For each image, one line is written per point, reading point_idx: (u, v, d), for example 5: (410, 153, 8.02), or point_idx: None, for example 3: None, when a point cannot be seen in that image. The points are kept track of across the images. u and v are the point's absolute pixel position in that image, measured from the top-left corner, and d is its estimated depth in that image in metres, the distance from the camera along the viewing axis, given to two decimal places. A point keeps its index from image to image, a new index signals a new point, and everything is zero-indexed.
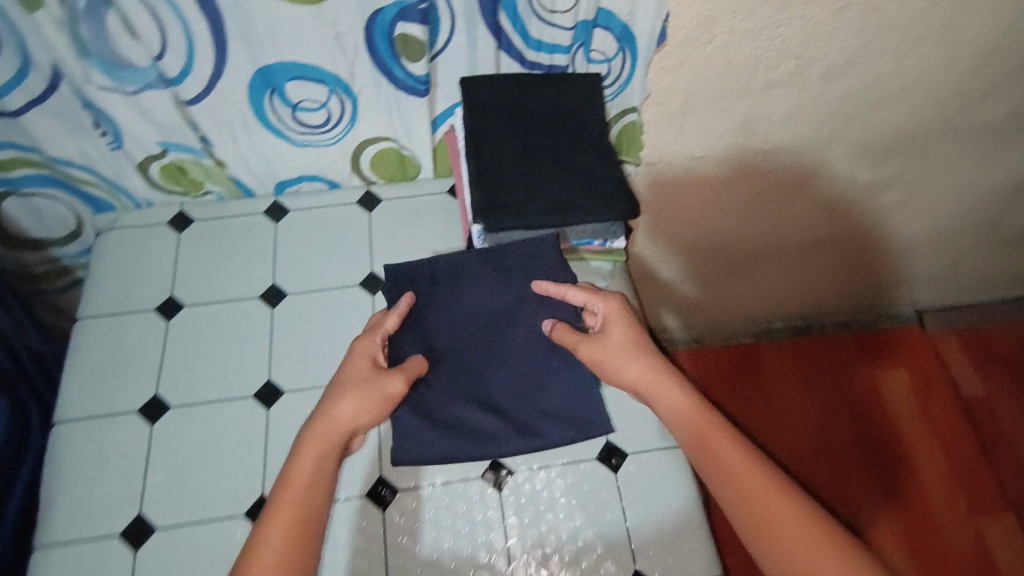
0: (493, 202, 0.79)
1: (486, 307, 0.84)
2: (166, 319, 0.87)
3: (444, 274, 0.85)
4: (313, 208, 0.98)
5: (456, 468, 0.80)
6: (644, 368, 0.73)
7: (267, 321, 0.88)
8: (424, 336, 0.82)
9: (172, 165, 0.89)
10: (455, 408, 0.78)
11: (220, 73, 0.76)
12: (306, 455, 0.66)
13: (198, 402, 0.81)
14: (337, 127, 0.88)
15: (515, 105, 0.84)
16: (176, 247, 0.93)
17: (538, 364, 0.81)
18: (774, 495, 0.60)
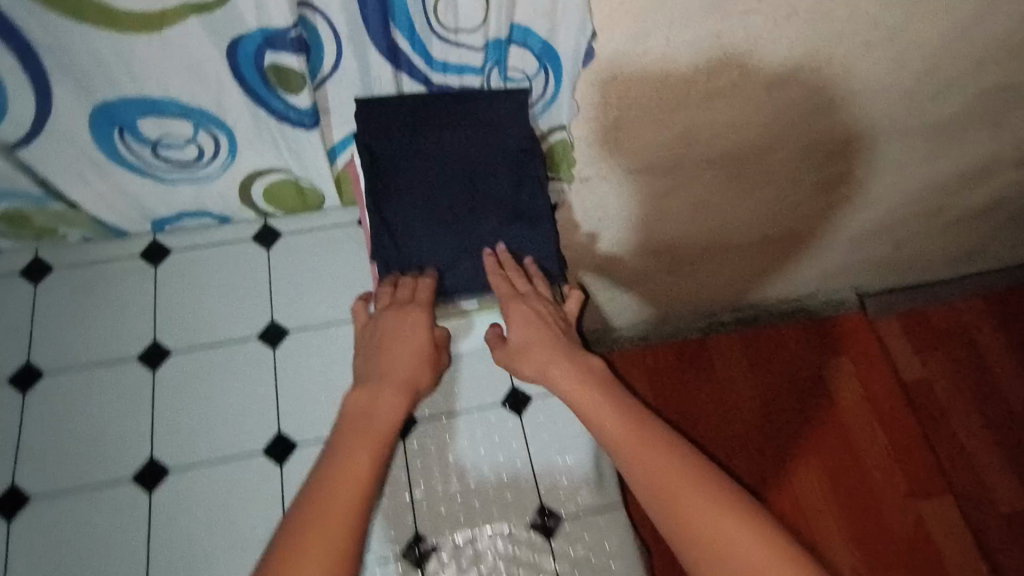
0: (402, 192, 0.69)
1: (456, 163, 0.71)
2: (22, 392, 0.76)
3: (418, 113, 0.71)
4: (199, 248, 0.85)
5: (373, 544, 0.74)
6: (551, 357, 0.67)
7: (150, 388, 0.77)
8: (395, 188, 0.70)
9: (12, 212, 0.76)
10: (426, 252, 0.69)
11: (50, 108, 0.63)
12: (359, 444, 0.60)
13: (70, 491, 0.72)
14: (214, 162, 0.75)
15: (416, 110, 0.71)
16: (32, 303, 0.80)
17: (506, 220, 0.71)
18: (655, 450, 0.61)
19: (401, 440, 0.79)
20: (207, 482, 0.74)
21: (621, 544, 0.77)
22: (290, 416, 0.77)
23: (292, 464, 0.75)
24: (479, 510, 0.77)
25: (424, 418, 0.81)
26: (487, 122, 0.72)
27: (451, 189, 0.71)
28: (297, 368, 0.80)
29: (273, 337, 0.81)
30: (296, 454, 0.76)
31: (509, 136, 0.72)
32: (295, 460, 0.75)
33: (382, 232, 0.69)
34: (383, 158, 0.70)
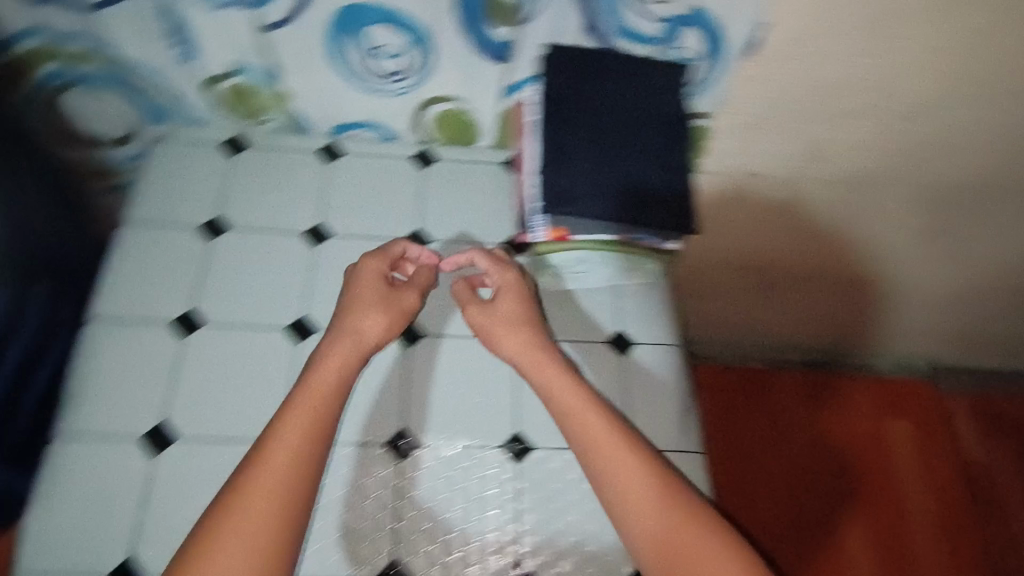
0: (569, 129, 0.80)
1: (620, 113, 0.81)
2: (207, 239, 0.88)
3: (596, 65, 0.81)
4: (366, 155, 0.96)
5: (476, 431, 0.78)
6: (525, 331, 0.78)
7: (311, 258, 0.88)
8: (564, 123, 0.80)
9: (238, 88, 0.88)
10: (581, 179, 0.78)
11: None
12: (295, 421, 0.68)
13: (235, 326, 0.82)
14: (405, 80, 0.86)
15: (596, 62, 0.81)
16: (230, 170, 0.93)
17: (653, 169, 0.79)
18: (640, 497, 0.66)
19: None
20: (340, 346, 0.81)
21: (708, 494, 0.77)
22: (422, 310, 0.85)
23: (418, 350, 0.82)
24: None
25: None
26: (653, 84, 0.81)
27: (611, 135, 0.80)
28: None
29: (417, 239, 0.91)
30: (421, 342, 0.82)
31: (669, 99, 0.81)
32: (420, 348, 0.82)
33: (547, 157, 0.79)
34: (562, 96, 0.80)
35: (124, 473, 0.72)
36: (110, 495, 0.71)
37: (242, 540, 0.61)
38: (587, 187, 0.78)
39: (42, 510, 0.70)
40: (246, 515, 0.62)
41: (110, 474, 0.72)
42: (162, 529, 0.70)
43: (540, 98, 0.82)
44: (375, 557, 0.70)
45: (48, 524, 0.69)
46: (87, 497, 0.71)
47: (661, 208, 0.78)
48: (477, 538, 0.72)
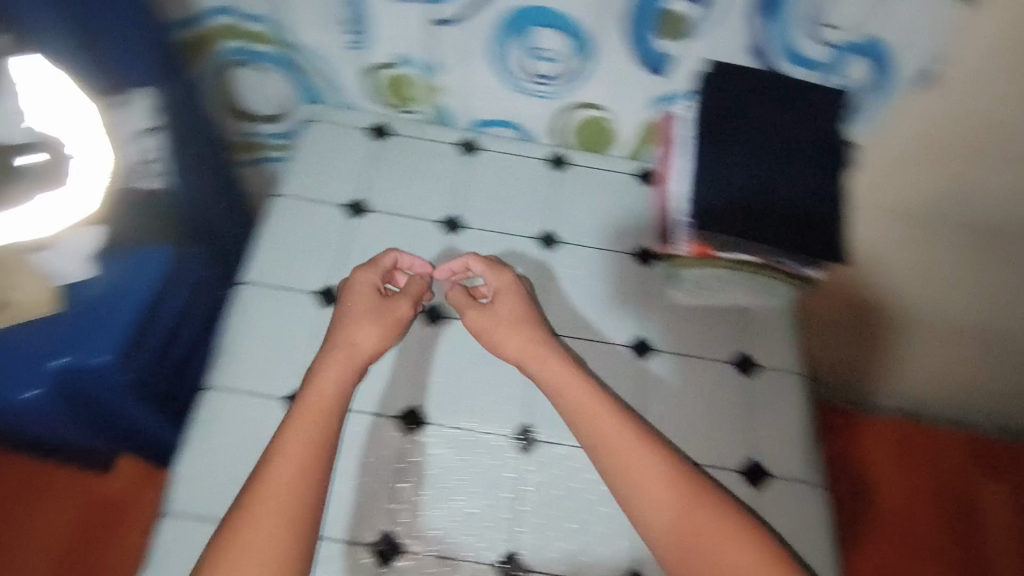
0: (725, 147, 0.80)
1: (777, 137, 0.81)
2: (351, 217, 0.92)
3: (758, 87, 0.80)
4: (503, 152, 0.99)
5: None
6: (538, 345, 0.76)
7: (447, 247, 0.91)
8: (720, 143, 0.80)
9: (395, 79, 0.92)
10: (733, 200, 0.78)
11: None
12: (296, 431, 0.68)
13: None
14: (555, 85, 0.88)
15: (758, 83, 0.80)
16: (376, 154, 0.97)
17: (806, 195, 0.79)
18: (667, 501, 0.67)
19: (637, 358, 0.84)
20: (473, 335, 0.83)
21: (823, 525, 0.76)
22: (550, 310, 0.86)
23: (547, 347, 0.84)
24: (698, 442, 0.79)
25: (663, 351, 0.84)
26: (814, 110, 0.80)
27: (766, 157, 0.80)
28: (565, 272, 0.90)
29: (549, 240, 0.92)
30: None
31: (828, 127, 0.81)
32: None
33: (700, 177, 0.80)
34: (720, 115, 0.81)
35: (266, 430, 0.77)
36: (252, 449, 0.75)
37: (275, 538, 0.62)
38: (739, 209, 0.78)
39: (192, 454, 0.75)
40: (272, 509, 0.63)
41: (253, 429, 0.77)
42: None
43: (698, 115, 0.82)
44: (495, 543, 0.72)
45: (198, 468, 0.74)
46: (232, 449, 0.75)
47: (812, 236, 0.77)
48: (595, 539, 0.73)
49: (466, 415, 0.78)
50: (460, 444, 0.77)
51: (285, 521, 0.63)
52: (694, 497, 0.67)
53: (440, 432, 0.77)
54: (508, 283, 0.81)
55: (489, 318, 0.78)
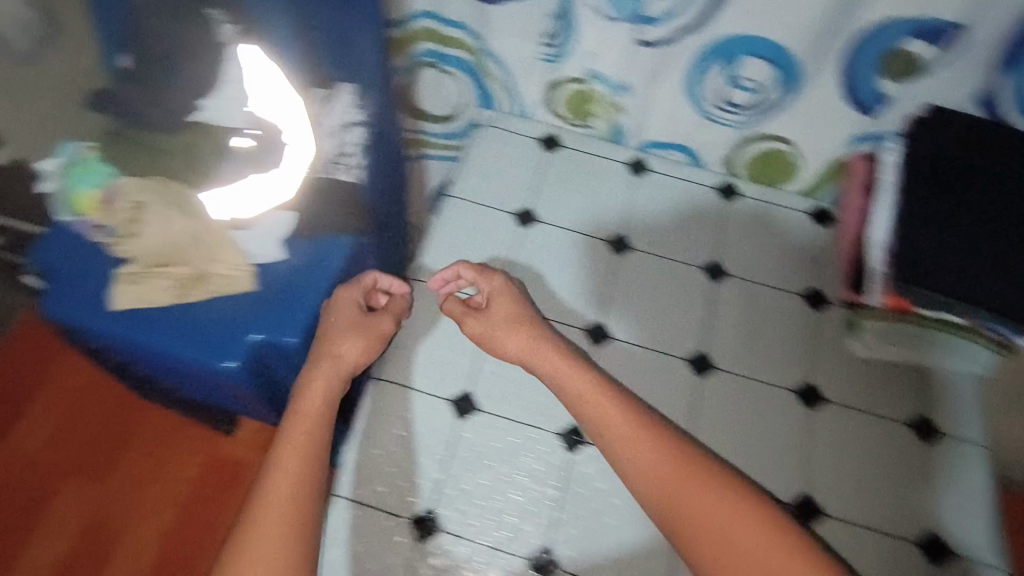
0: (937, 196, 0.75)
1: (996, 189, 0.75)
2: (521, 226, 0.93)
3: (979, 136, 0.76)
4: (671, 176, 0.98)
5: (764, 478, 0.76)
6: (545, 351, 0.75)
7: (613, 266, 0.91)
8: (929, 191, 0.75)
9: (579, 94, 0.90)
10: (944, 254, 0.72)
11: (702, 22, 0.74)
12: (296, 440, 0.66)
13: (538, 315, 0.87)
14: (745, 114, 0.85)
15: (977, 132, 0.76)
16: (546, 166, 0.98)
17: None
18: (693, 497, 0.63)
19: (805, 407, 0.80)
20: (637, 360, 0.85)
21: None
22: (714, 343, 0.85)
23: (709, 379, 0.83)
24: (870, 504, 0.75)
25: (834, 401, 0.81)
26: None
27: (984, 210, 0.74)
28: (732, 305, 0.88)
29: (716, 270, 0.90)
30: (715, 373, 0.83)
31: None
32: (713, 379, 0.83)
33: (905, 225, 0.74)
34: (932, 162, 0.76)
35: (431, 429, 0.78)
36: (417, 447, 0.77)
37: (275, 543, 0.58)
38: (951, 264, 0.72)
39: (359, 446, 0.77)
40: (275, 487, 0.62)
41: (418, 427, 0.78)
42: (462, 491, 0.76)
43: (905, 161, 0.78)
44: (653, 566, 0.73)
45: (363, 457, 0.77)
46: (398, 444, 0.77)
47: (1010, 282, 0.71)
48: None
49: None
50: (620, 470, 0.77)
51: (284, 525, 0.60)
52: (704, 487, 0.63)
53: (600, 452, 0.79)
54: (501, 285, 0.81)
55: (485, 320, 0.79)
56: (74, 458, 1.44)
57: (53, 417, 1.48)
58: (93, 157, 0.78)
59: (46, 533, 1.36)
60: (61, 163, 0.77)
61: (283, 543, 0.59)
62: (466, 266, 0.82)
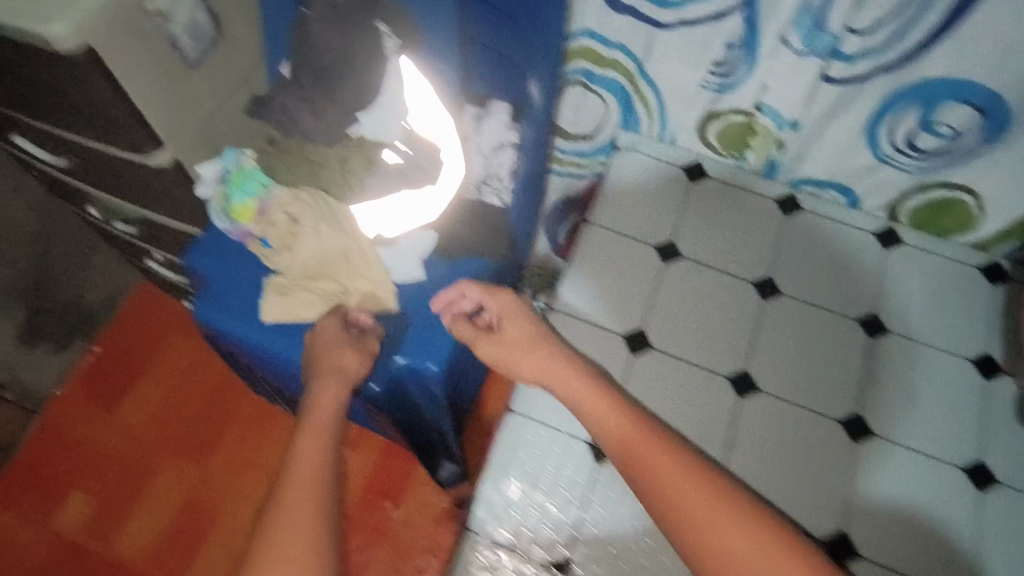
0: None
1: None
2: (662, 261, 0.89)
3: None
4: (826, 217, 0.91)
5: (927, 561, 0.73)
6: (546, 358, 0.72)
7: (761, 313, 0.85)
8: None
9: (738, 123, 0.86)
10: None
11: (906, 62, 0.68)
12: (308, 436, 0.65)
13: (677, 357, 0.83)
14: (930, 160, 0.78)
15: None
16: (689, 197, 0.93)
17: None
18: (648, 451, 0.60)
19: (978, 490, 0.76)
20: (784, 419, 0.79)
21: None
22: (869, 407, 0.80)
23: (867, 446, 0.78)
24: None
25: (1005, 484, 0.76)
26: None
27: None
28: (892, 366, 0.82)
29: (875, 327, 0.84)
30: (873, 441, 0.78)
31: None
32: (870, 446, 0.78)
33: None
34: None
35: None
36: None
37: (301, 518, 0.58)
38: None
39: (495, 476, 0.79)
40: (301, 491, 0.60)
41: None
42: None
43: None
44: None
45: (501, 491, 0.77)
46: None
47: None
48: None
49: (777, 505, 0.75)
50: None
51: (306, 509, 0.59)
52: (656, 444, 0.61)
53: None
54: (510, 303, 0.76)
55: (499, 342, 0.75)
56: (178, 438, 1.43)
57: (162, 394, 1.46)
58: (252, 165, 0.79)
59: (143, 513, 1.37)
60: (223, 170, 0.79)
61: (308, 524, 0.58)
62: (475, 287, 0.76)
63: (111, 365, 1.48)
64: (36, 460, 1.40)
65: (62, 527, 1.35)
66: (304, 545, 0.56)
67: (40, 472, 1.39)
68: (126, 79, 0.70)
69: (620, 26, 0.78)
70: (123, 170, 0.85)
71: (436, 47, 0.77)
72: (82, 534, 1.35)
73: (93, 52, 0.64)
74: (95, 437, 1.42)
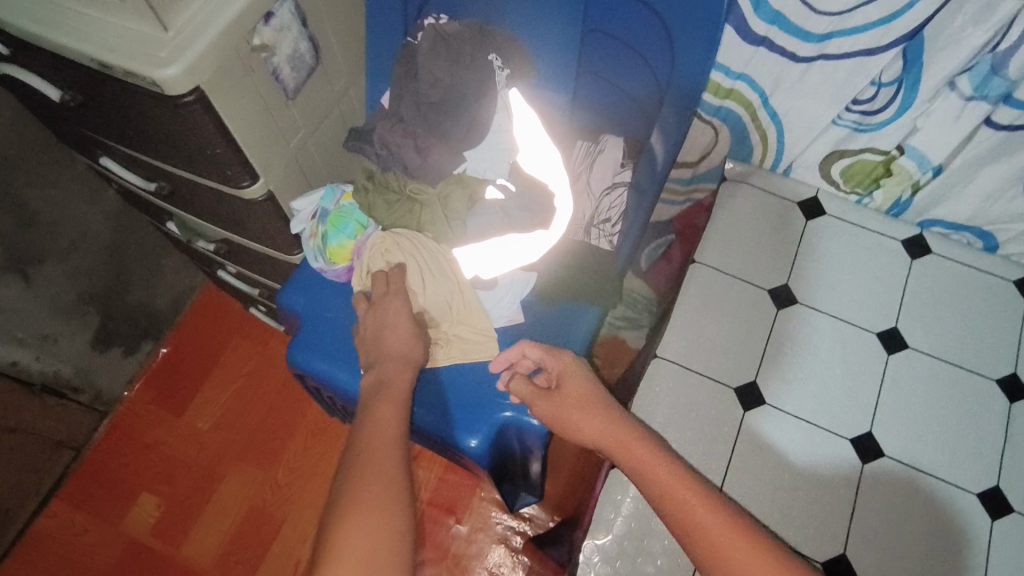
0: None
1: None
2: (776, 307, 0.83)
3: None
4: (959, 260, 0.84)
5: None
6: (593, 417, 0.61)
7: (883, 367, 0.79)
8: None
9: (872, 162, 0.81)
10: None
11: None
12: (385, 407, 0.60)
13: (794, 414, 0.77)
14: None
15: None
16: (804, 236, 0.86)
17: None
18: (672, 480, 0.55)
19: None
20: (911, 488, 0.74)
21: None
22: (1005, 478, 0.74)
23: (1003, 522, 0.73)
24: None
25: None
26: None
27: None
28: None
29: (1013, 389, 0.78)
30: (1009, 517, 0.73)
31: None
32: (1006, 522, 0.73)
33: None
34: None
35: None
36: None
37: (375, 493, 0.50)
38: None
39: None
40: (378, 450, 0.54)
41: None
42: None
43: None
44: None
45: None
46: None
47: None
48: None
49: None
50: None
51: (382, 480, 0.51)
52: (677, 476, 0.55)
53: None
54: (571, 363, 0.66)
55: (555, 402, 0.64)
56: (244, 442, 1.30)
57: (230, 394, 1.35)
58: (352, 204, 0.76)
59: (210, 520, 1.24)
60: (320, 209, 0.76)
61: (390, 498, 0.50)
62: (532, 345, 0.67)
63: (180, 363, 1.37)
64: (98, 464, 1.28)
65: (131, 533, 1.22)
66: (384, 494, 0.50)
67: (100, 477, 1.27)
68: (231, 118, 0.66)
69: (751, 58, 0.72)
70: (213, 199, 0.82)
71: (552, 83, 0.78)
72: (151, 535, 1.23)
73: (203, 93, 0.61)
74: (160, 439, 1.30)
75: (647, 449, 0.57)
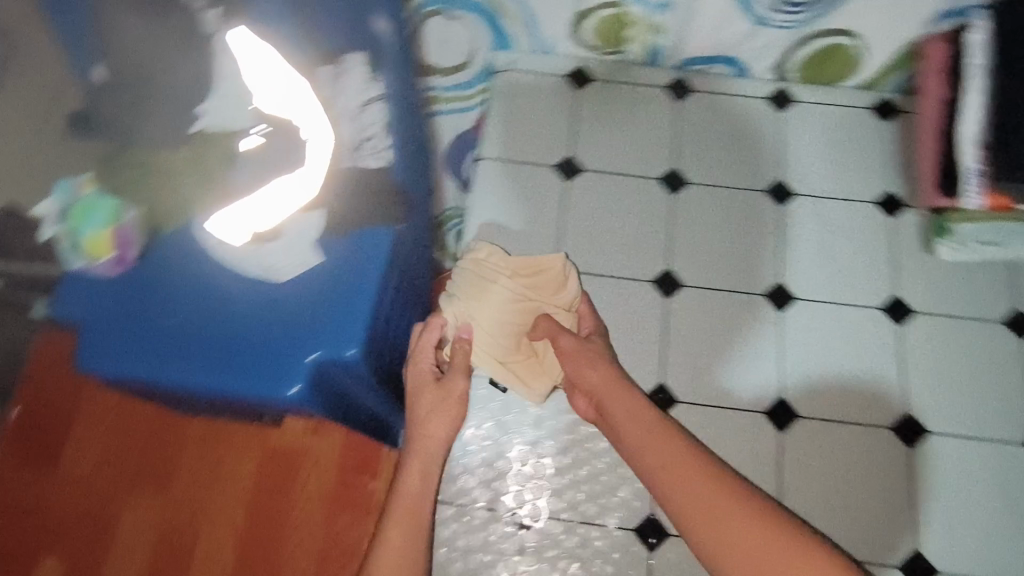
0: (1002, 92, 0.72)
1: None
2: (564, 179, 0.86)
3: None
4: (716, 93, 0.89)
5: (855, 410, 0.77)
6: (595, 369, 0.72)
7: (669, 206, 0.85)
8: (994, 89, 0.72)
9: (613, 17, 0.82)
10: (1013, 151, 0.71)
11: None
12: (416, 470, 0.69)
13: (601, 273, 0.82)
14: (806, 12, 0.77)
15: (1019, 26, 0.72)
16: (576, 105, 0.89)
17: None
18: (683, 448, 0.65)
19: (896, 323, 0.80)
20: (709, 307, 0.81)
21: None
22: (787, 274, 0.82)
23: (791, 312, 0.81)
24: (962, 413, 0.77)
25: (921, 313, 0.81)
26: None
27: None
28: (798, 230, 0.84)
29: (780, 194, 0.86)
30: (794, 306, 0.81)
31: None
32: (794, 311, 0.81)
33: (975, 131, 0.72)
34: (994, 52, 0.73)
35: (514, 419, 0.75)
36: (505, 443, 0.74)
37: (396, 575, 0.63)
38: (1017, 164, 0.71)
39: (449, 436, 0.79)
40: (405, 522, 0.66)
41: None
42: None
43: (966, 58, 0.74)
44: None
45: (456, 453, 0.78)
46: None
47: None
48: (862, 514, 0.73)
49: (717, 392, 0.77)
50: (716, 424, 0.76)
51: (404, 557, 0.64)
52: (677, 442, 0.65)
53: (689, 410, 0.76)
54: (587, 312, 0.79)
55: (566, 345, 0.74)
56: (136, 472, 1.22)
57: (105, 432, 1.24)
58: (94, 192, 0.66)
59: (124, 556, 1.18)
60: (59, 206, 0.66)
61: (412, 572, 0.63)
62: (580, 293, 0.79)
63: (40, 416, 1.25)
64: None
65: None
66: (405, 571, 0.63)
67: None
68: None
69: None
70: None
71: None
72: None
73: None
74: (42, 496, 1.21)
75: (662, 425, 0.67)
